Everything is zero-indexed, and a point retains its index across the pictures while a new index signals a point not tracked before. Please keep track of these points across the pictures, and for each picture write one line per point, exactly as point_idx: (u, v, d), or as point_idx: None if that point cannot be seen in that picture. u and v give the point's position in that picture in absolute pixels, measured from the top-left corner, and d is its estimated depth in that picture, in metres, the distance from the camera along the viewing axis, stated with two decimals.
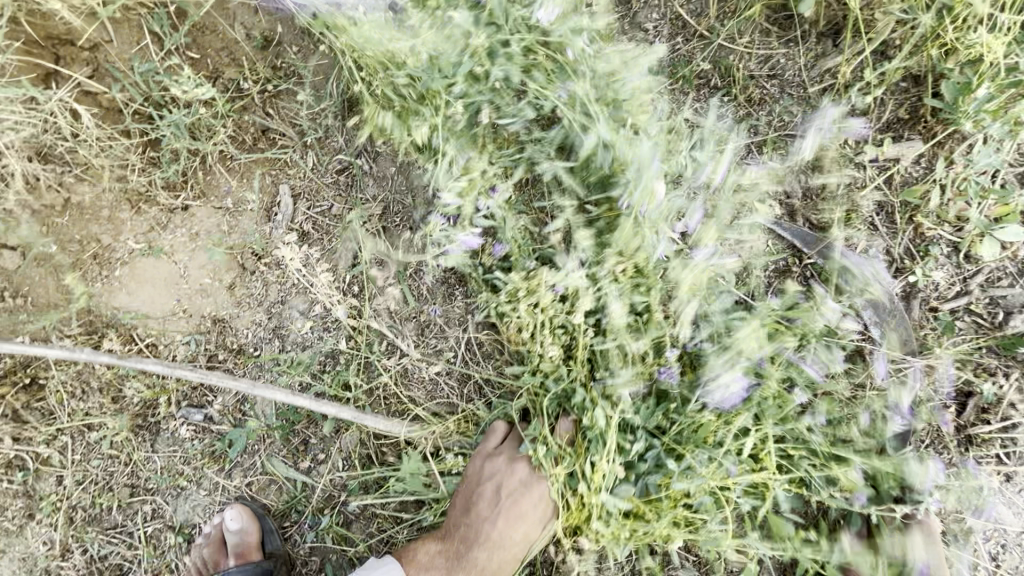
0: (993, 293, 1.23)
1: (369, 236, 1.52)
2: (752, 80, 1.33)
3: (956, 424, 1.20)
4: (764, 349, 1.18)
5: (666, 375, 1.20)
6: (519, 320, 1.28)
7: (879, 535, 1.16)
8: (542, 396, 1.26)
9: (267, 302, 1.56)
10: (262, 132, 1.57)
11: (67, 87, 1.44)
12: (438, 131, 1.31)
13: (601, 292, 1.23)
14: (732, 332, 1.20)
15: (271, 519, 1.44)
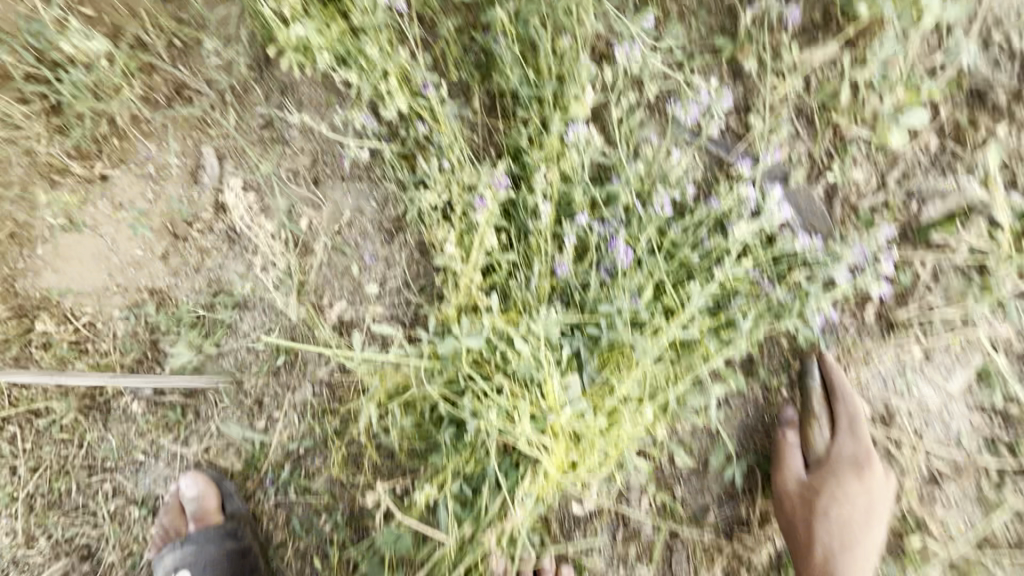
0: (909, 186, 1.28)
1: (300, 191, 1.49)
2: None
3: (878, 312, 1.25)
4: (675, 240, 1.20)
5: (582, 270, 1.21)
6: (446, 237, 1.26)
7: (810, 421, 1.22)
8: (464, 302, 1.23)
9: (204, 268, 1.52)
10: (176, 91, 1.50)
11: None
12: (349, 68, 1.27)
13: (518, 198, 1.25)
14: (645, 220, 1.19)
15: (231, 482, 1.45)
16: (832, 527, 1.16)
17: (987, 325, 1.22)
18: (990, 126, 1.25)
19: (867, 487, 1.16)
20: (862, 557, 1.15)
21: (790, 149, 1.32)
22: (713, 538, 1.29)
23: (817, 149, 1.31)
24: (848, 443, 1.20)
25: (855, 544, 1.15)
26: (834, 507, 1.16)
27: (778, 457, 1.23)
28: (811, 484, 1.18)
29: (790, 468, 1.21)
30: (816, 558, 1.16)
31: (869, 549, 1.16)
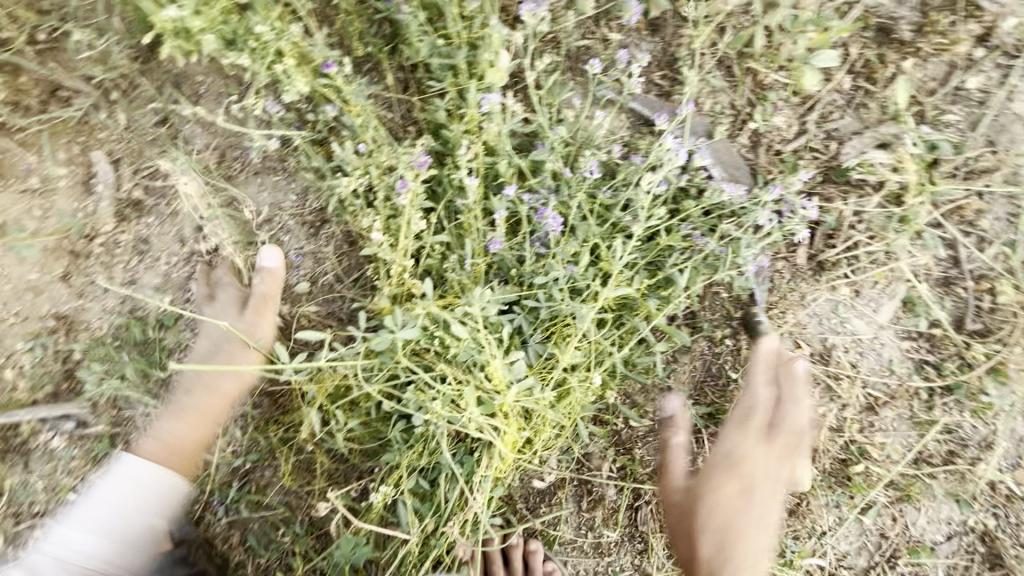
0: (827, 127, 1.30)
1: (211, 191, 1.38)
2: None
3: (808, 254, 1.29)
4: (604, 203, 1.20)
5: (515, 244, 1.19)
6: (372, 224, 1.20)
7: (751, 373, 1.24)
8: (401, 292, 1.19)
9: (114, 285, 1.40)
10: (52, 93, 1.35)
11: None
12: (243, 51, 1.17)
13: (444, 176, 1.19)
14: (575, 187, 1.16)
15: (175, 507, 1.36)
16: (712, 530, 1.14)
17: (908, 255, 1.27)
18: (896, 61, 1.28)
19: (744, 487, 1.16)
20: (742, 560, 1.14)
21: (711, 101, 1.32)
22: None
23: (737, 97, 1.31)
24: (732, 439, 1.19)
25: (736, 553, 1.14)
26: (710, 511, 1.15)
27: (663, 462, 1.23)
28: (695, 485, 1.18)
29: (674, 473, 1.21)
30: (703, 569, 1.14)
31: (750, 550, 1.14)
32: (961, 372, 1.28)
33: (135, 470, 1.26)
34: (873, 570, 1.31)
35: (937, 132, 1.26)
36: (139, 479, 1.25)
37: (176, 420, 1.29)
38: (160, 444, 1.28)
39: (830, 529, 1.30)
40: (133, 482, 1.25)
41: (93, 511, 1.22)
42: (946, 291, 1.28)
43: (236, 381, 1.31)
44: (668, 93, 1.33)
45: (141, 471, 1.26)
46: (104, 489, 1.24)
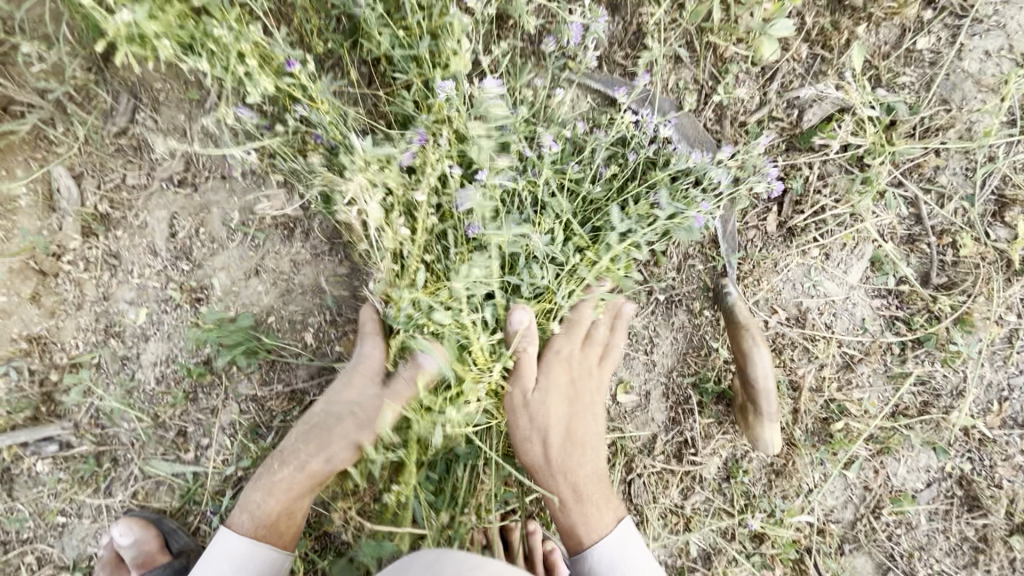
0: (789, 96, 1.33)
1: (180, 200, 1.36)
2: None
3: (778, 221, 1.32)
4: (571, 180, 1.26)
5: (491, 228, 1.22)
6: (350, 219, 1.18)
7: (738, 334, 1.24)
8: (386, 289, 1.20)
9: (87, 302, 1.37)
10: (3, 108, 1.31)
11: None
12: (201, 52, 1.16)
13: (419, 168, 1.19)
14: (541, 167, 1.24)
15: (171, 519, 1.34)
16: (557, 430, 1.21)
17: (873, 215, 1.31)
18: (850, 27, 1.31)
19: (572, 381, 1.27)
20: (582, 453, 1.24)
21: (675, 77, 1.34)
22: (665, 464, 1.33)
23: (699, 73, 1.34)
24: (562, 343, 1.27)
25: (578, 444, 1.24)
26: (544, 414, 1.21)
27: (509, 372, 1.21)
28: (530, 398, 1.22)
29: (525, 380, 1.21)
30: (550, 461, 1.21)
31: (589, 447, 1.25)
32: (930, 325, 1.32)
33: (224, 550, 1.19)
34: (859, 522, 1.36)
35: (892, 95, 1.30)
36: (241, 556, 1.19)
37: (263, 493, 1.21)
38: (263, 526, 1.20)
39: (817, 486, 1.35)
40: (220, 563, 1.18)
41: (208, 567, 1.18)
42: (911, 248, 1.33)
43: (327, 462, 1.20)
44: (631, 72, 1.35)
45: (229, 553, 1.19)
46: (231, 544, 1.19)
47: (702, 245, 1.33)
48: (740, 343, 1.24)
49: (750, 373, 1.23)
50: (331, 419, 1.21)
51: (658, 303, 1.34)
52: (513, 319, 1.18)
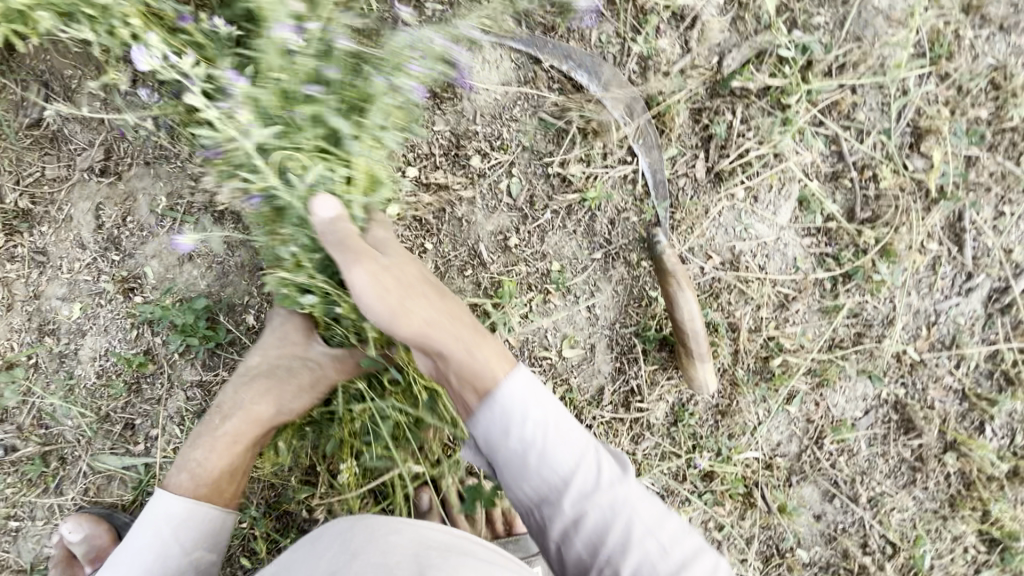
0: (709, 43, 1.34)
1: (104, 190, 1.33)
2: None
3: (707, 167, 1.34)
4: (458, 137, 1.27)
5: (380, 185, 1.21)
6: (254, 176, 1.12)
7: (668, 280, 1.29)
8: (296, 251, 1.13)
9: (18, 302, 1.34)
10: None
11: None
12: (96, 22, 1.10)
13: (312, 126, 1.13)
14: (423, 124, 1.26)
15: (124, 513, 1.33)
16: (414, 298, 1.03)
17: (797, 155, 1.34)
18: None
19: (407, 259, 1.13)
20: (456, 319, 1.05)
21: (597, 30, 1.34)
22: (614, 413, 1.37)
23: (621, 24, 1.34)
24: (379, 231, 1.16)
25: (444, 315, 1.06)
26: (397, 280, 1.04)
27: (346, 251, 1.04)
28: (382, 263, 1.05)
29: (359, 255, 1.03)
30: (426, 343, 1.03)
31: (456, 313, 1.08)
32: (857, 258, 1.37)
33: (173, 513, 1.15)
34: (804, 453, 1.41)
35: (808, 35, 1.32)
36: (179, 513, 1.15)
37: (207, 449, 1.19)
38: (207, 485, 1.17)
39: (761, 422, 1.39)
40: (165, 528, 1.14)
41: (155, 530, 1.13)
42: (835, 185, 1.36)
43: (278, 412, 1.21)
44: (552, 29, 1.34)
45: (176, 514, 1.14)
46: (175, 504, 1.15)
47: (634, 197, 1.35)
48: (666, 288, 1.29)
49: (678, 315, 1.29)
50: (279, 371, 1.21)
51: (596, 258, 1.36)
52: (319, 205, 1.05)
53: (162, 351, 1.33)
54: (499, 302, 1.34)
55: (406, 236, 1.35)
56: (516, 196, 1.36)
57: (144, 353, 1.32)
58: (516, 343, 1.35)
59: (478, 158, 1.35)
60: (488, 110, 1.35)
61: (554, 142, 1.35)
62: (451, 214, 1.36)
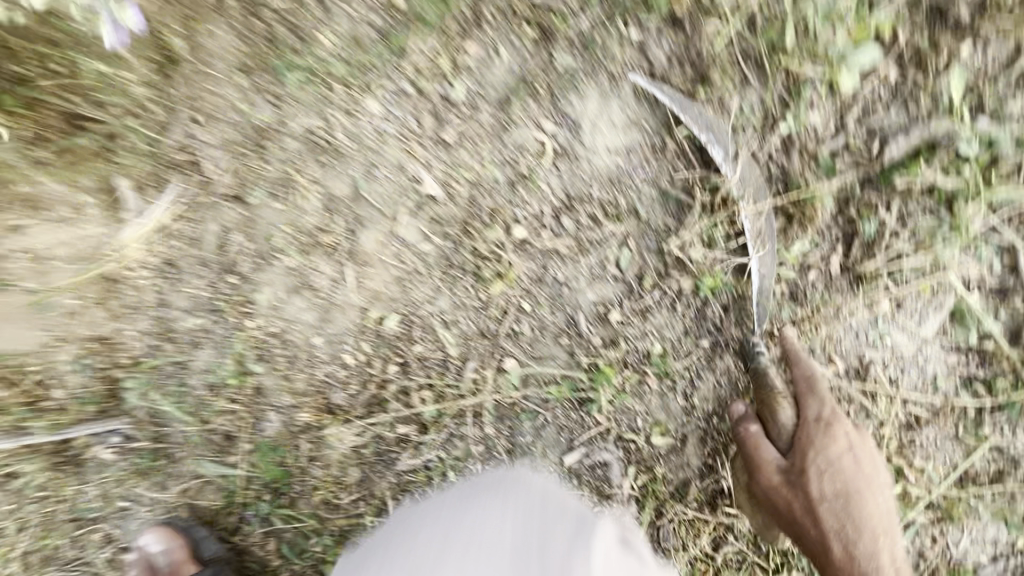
0: (870, 125, 1.18)
1: (229, 214, 1.40)
2: None
3: (845, 264, 1.20)
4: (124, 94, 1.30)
5: None
6: None
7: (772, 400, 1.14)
8: None
9: (146, 307, 1.45)
10: (72, 123, 1.36)
11: None
12: None
13: None
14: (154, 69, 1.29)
15: (202, 526, 1.44)
16: (831, 505, 1.04)
17: (958, 264, 1.17)
18: (950, 47, 1.15)
19: (839, 478, 1.05)
20: (872, 519, 1.05)
21: (740, 100, 1.22)
22: (697, 511, 1.28)
23: (769, 94, 1.21)
24: (813, 407, 1.10)
25: (860, 509, 1.05)
26: (825, 483, 1.05)
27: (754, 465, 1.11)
28: (806, 477, 1.05)
29: (766, 459, 1.10)
30: (834, 551, 1.04)
31: (877, 511, 1.06)
32: (1013, 389, 1.18)
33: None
34: None
35: (996, 126, 1.14)
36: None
37: None
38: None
39: None
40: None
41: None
42: (1000, 300, 1.18)
43: None
44: (690, 94, 1.24)
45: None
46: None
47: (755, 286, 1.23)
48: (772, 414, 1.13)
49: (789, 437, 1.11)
50: None
51: (702, 345, 1.26)
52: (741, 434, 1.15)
53: (263, 375, 1.40)
54: (592, 376, 1.30)
55: (506, 295, 1.33)
56: (624, 268, 1.28)
57: (248, 374, 1.40)
58: (601, 421, 1.30)
59: (588, 222, 1.29)
60: (606, 173, 1.28)
61: (673, 216, 1.26)
62: (553, 277, 1.32)
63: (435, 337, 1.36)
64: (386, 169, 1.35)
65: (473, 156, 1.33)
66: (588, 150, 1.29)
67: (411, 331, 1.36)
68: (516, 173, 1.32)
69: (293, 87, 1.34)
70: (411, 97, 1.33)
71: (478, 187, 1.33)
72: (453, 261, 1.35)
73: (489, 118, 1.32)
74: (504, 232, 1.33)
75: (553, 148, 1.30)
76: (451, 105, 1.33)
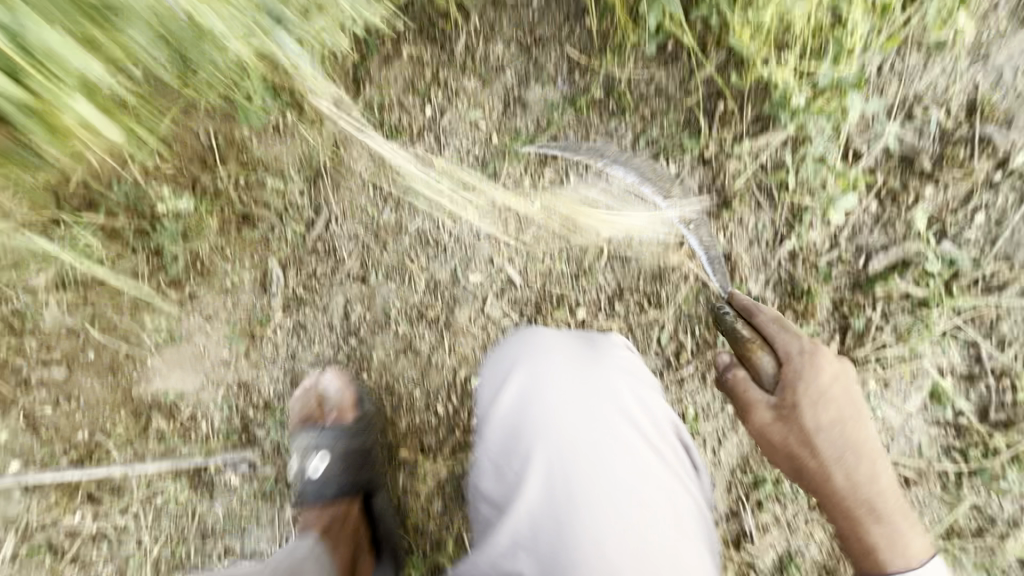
0: (859, 242, 1.54)
1: (353, 290, 1.81)
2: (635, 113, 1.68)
3: (843, 350, 1.52)
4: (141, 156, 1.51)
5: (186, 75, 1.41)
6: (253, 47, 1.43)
7: (751, 350, 1.30)
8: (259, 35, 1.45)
9: (279, 359, 1.85)
10: (243, 219, 1.79)
11: (76, 223, 1.69)
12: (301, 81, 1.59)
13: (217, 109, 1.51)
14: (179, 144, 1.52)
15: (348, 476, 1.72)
16: (827, 431, 1.21)
17: (932, 354, 1.49)
18: (918, 187, 1.52)
19: (829, 412, 1.22)
20: (866, 457, 1.23)
21: (756, 220, 1.60)
22: (724, 549, 1.55)
23: (778, 217, 1.59)
24: (790, 345, 1.26)
25: (854, 442, 1.22)
26: (820, 413, 1.21)
27: (745, 407, 1.27)
28: (796, 412, 1.21)
29: (758, 400, 1.26)
30: (836, 481, 1.21)
31: (869, 442, 1.24)
32: (986, 457, 1.46)
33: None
34: None
35: (958, 249, 1.49)
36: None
37: None
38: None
39: None
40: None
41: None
42: (973, 384, 1.48)
43: None
44: (717, 214, 1.63)
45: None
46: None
47: None
48: (750, 360, 1.29)
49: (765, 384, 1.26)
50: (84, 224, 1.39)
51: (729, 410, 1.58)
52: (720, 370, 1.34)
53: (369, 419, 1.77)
54: None
55: None
56: (664, 345, 1.63)
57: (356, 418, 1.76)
58: None
59: (636, 308, 1.66)
60: (650, 270, 1.66)
61: (705, 307, 1.61)
62: None
63: None
64: (478, 261, 1.75)
65: (545, 253, 1.72)
66: (637, 253, 1.67)
67: None
68: (579, 267, 1.70)
69: (414, 198, 1.77)
70: (500, 208, 1.75)
71: (550, 277, 1.72)
72: (527, 333, 1.71)
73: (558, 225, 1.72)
74: (569, 313, 1.70)
75: (608, 250, 1.68)
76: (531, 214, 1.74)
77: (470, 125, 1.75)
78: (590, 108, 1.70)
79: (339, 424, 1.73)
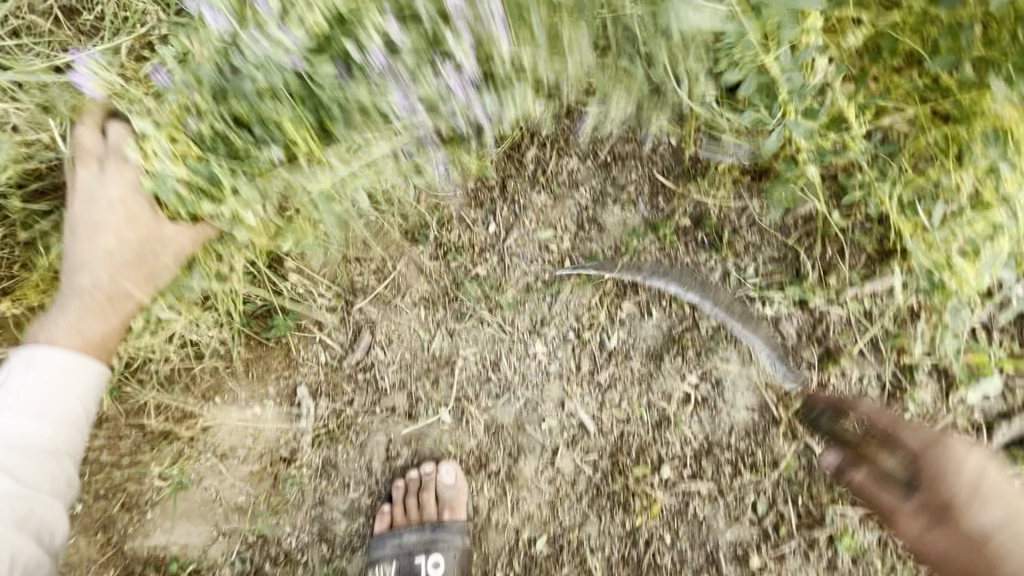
0: (981, 410, 1.41)
1: (397, 429, 1.60)
2: (719, 244, 1.55)
3: None
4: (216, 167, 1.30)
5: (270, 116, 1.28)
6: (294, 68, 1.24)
7: (898, 512, 1.30)
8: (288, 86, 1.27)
9: (306, 505, 1.59)
10: (276, 340, 1.61)
11: None
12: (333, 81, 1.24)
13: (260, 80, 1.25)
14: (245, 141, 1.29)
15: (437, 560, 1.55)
16: (959, 484, 1.27)
17: None
18: None
19: (935, 474, 1.28)
20: (993, 509, 1.26)
21: (859, 376, 1.47)
22: None
23: (884, 373, 1.46)
24: (911, 498, 1.29)
25: (983, 503, 1.26)
26: (937, 460, 1.30)
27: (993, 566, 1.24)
28: (937, 522, 1.27)
29: (906, 531, 1.30)
30: (968, 528, 1.25)
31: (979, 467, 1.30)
32: None
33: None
34: None
35: None
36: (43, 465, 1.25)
37: (99, 316, 1.34)
38: (63, 484, 1.28)
39: None
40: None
41: (15, 399, 1.24)
42: None
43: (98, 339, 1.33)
44: (816, 366, 1.48)
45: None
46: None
47: (881, 541, 1.42)
48: (942, 498, 1.27)
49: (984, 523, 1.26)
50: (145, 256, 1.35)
51: None
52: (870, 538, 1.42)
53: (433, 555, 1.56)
54: None
55: (650, 527, 1.50)
56: (760, 513, 1.47)
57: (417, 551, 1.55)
58: None
59: (728, 469, 1.48)
60: (744, 427, 1.49)
61: (806, 473, 1.46)
62: (693, 514, 1.49)
63: (583, 562, 1.51)
64: (547, 403, 1.55)
65: (623, 397, 1.54)
66: (731, 406, 1.50)
67: (560, 553, 1.51)
68: (662, 416, 1.52)
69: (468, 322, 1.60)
70: (574, 343, 1.57)
71: (629, 425, 1.53)
72: (602, 491, 1.51)
73: (639, 366, 1.55)
74: (651, 470, 1.51)
75: (696, 399, 1.52)
76: (607, 353, 1.56)
77: (539, 248, 1.60)
78: (674, 237, 1.57)
79: (455, 520, 1.54)
